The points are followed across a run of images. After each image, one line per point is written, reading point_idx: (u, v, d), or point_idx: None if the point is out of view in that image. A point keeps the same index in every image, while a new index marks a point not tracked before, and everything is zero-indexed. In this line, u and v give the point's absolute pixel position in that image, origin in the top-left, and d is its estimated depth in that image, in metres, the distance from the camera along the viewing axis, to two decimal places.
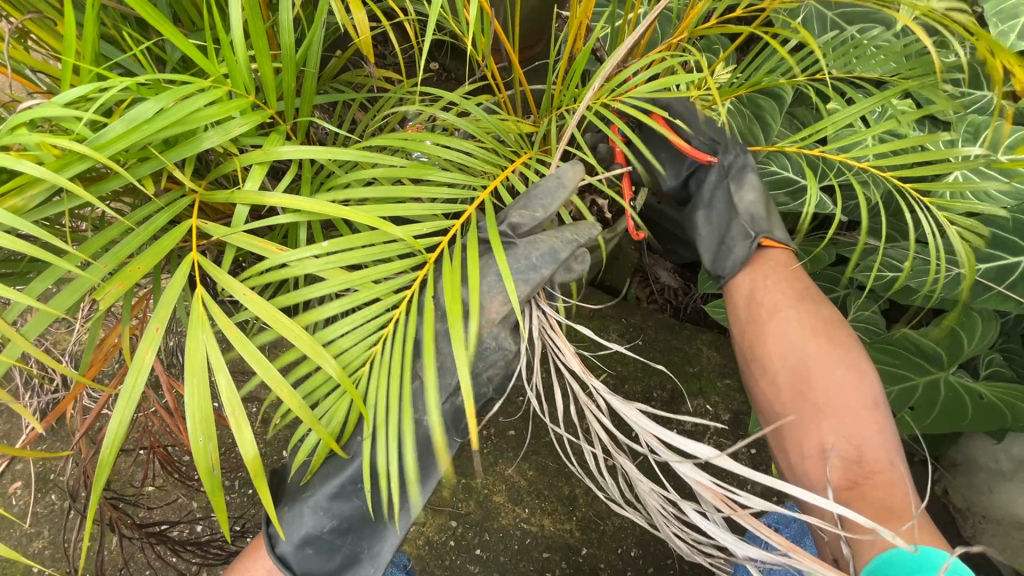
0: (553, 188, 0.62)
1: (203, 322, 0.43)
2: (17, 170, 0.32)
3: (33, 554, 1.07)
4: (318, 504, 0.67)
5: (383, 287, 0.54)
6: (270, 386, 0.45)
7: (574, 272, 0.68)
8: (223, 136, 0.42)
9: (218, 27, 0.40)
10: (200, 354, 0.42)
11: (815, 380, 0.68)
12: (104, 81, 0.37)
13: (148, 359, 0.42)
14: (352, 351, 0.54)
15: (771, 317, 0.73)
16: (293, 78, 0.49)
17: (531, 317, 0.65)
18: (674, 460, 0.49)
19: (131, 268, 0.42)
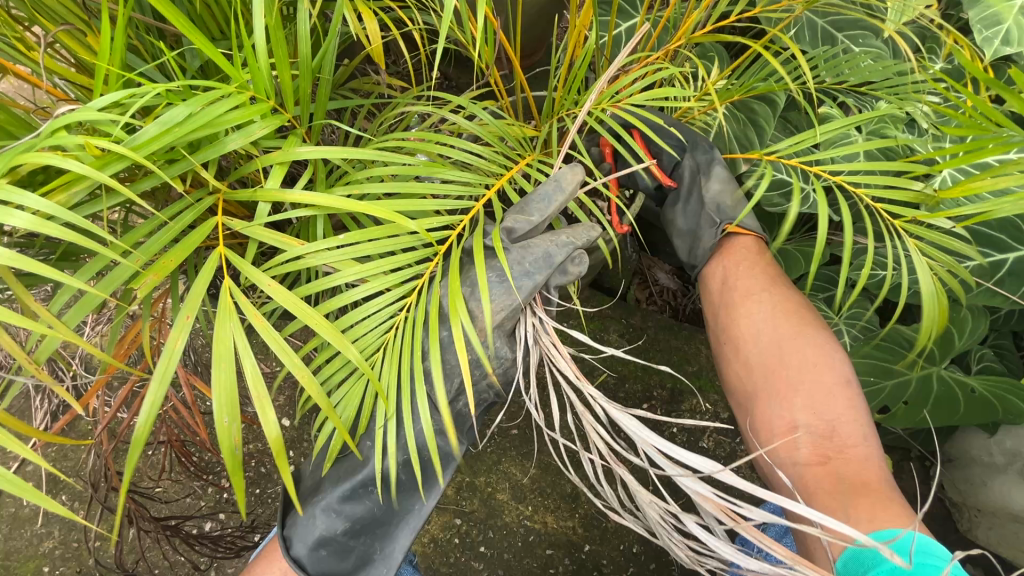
0: (553, 193, 0.65)
1: (230, 311, 0.46)
2: (63, 168, 0.35)
3: (45, 553, 1.09)
4: (329, 507, 0.69)
5: (394, 278, 0.58)
6: (294, 373, 0.48)
7: (570, 274, 0.68)
8: (245, 139, 0.45)
9: (242, 38, 0.43)
10: (227, 341, 0.45)
11: (785, 356, 0.74)
12: (137, 88, 0.40)
13: (178, 344, 0.44)
14: (369, 337, 0.58)
15: (743, 300, 0.80)
16: (308, 84, 0.52)
17: (524, 323, 0.65)
18: (677, 474, 0.51)
19: (164, 260, 0.45)
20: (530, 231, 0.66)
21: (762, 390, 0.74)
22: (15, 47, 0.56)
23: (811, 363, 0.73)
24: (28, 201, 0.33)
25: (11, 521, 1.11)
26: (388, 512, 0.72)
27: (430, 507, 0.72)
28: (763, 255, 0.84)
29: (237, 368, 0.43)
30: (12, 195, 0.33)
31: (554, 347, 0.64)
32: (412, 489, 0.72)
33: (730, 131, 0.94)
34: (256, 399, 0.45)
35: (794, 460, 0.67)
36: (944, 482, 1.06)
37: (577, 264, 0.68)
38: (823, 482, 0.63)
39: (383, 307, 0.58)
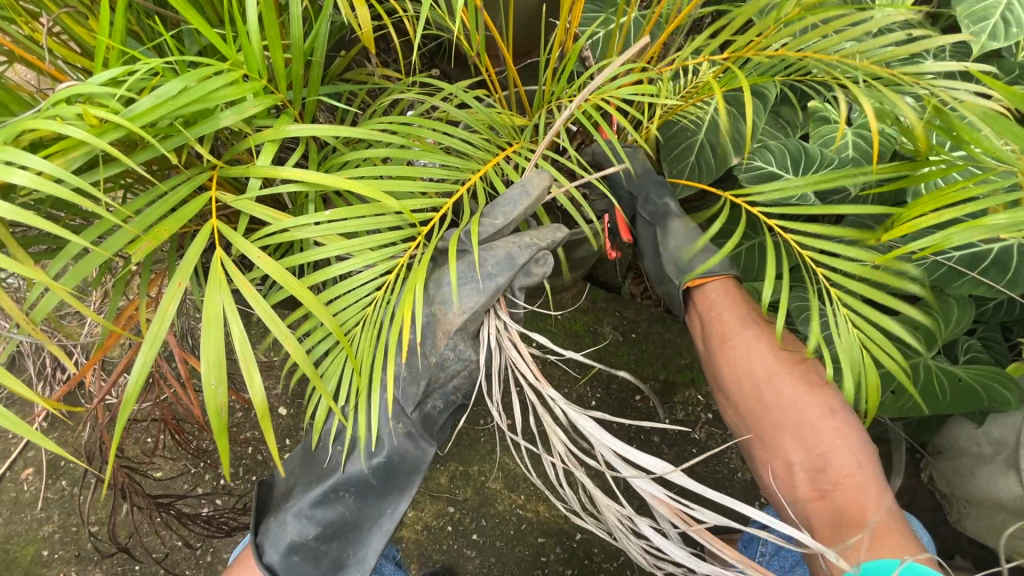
0: (517, 196, 0.66)
1: (220, 283, 0.48)
2: (64, 133, 0.37)
3: (44, 537, 1.11)
4: (300, 513, 0.72)
5: (376, 255, 0.62)
6: (279, 341, 0.50)
7: (535, 276, 0.67)
8: (238, 115, 0.47)
9: (236, 18, 0.45)
10: (217, 308, 0.47)
11: (770, 401, 0.75)
12: (134, 63, 0.42)
13: (170, 308, 0.45)
14: (350, 310, 0.62)
15: (722, 347, 0.80)
16: (301, 67, 0.54)
17: (488, 324, 0.67)
18: (630, 475, 0.52)
19: (158, 230, 0.47)
20: (493, 234, 0.67)
21: (755, 431, 0.76)
22: (19, 30, 0.58)
23: (791, 402, 0.74)
24: (29, 161, 0.36)
25: (11, 506, 1.13)
26: (359, 517, 0.73)
27: (400, 514, 0.72)
28: (733, 291, 0.83)
29: (226, 333, 0.45)
30: (14, 156, 0.36)
31: (516, 349, 0.64)
32: (384, 499, 0.73)
33: (721, 124, 0.94)
34: (243, 365, 0.47)
35: (794, 497, 0.70)
36: (933, 474, 1.06)
37: (540, 262, 0.67)
38: (822, 518, 0.67)
39: (365, 281, 0.63)
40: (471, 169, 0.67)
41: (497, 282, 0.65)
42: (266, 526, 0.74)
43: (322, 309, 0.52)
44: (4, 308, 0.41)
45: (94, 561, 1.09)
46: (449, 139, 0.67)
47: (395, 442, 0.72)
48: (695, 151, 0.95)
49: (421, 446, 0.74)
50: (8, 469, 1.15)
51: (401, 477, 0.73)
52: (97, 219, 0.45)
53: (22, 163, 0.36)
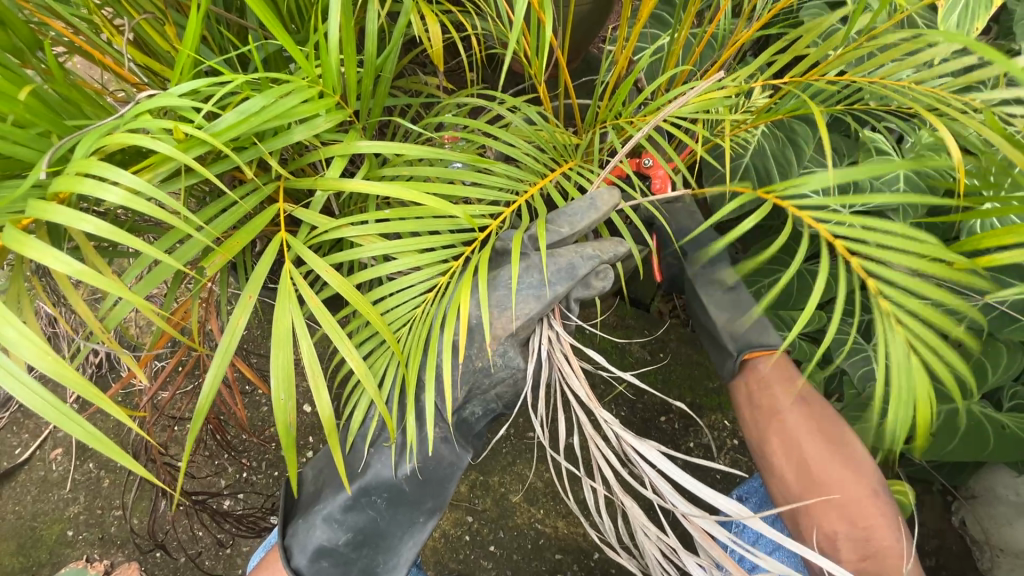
0: (586, 212, 0.65)
1: (289, 296, 0.48)
2: (153, 149, 0.37)
3: (70, 518, 1.13)
4: (330, 515, 0.70)
5: (427, 257, 0.60)
6: (349, 363, 0.50)
7: (593, 289, 0.66)
8: (310, 131, 0.47)
9: (319, 34, 0.45)
10: (286, 323, 0.46)
11: (819, 475, 0.71)
12: (217, 77, 0.42)
13: (241, 322, 0.46)
14: (399, 309, 0.60)
15: (772, 418, 0.75)
16: (371, 82, 0.53)
17: (540, 334, 0.65)
18: (694, 513, 0.50)
19: (228, 242, 0.47)
20: (555, 242, 0.65)
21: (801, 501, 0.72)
22: (93, 30, 0.59)
23: (839, 482, 0.70)
24: (121, 177, 0.36)
25: (38, 485, 1.15)
26: (388, 522, 0.71)
27: (434, 523, 0.72)
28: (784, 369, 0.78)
29: (295, 349, 0.45)
30: (106, 171, 0.36)
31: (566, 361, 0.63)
32: (406, 511, 0.72)
33: (769, 148, 0.93)
34: (310, 379, 0.47)
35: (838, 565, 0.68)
36: (964, 517, 1.04)
37: (602, 278, 0.67)
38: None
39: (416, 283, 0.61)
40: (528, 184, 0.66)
41: (552, 300, 0.63)
42: (294, 528, 0.72)
43: (380, 318, 0.52)
44: (82, 317, 0.44)
45: (118, 545, 1.10)
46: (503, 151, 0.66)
47: (435, 446, 0.72)
48: (740, 174, 0.93)
49: (457, 452, 0.73)
50: (38, 448, 1.17)
51: (435, 485, 0.72)
52: (173, 228, 0.45)
53: (112, 178, 0.37)
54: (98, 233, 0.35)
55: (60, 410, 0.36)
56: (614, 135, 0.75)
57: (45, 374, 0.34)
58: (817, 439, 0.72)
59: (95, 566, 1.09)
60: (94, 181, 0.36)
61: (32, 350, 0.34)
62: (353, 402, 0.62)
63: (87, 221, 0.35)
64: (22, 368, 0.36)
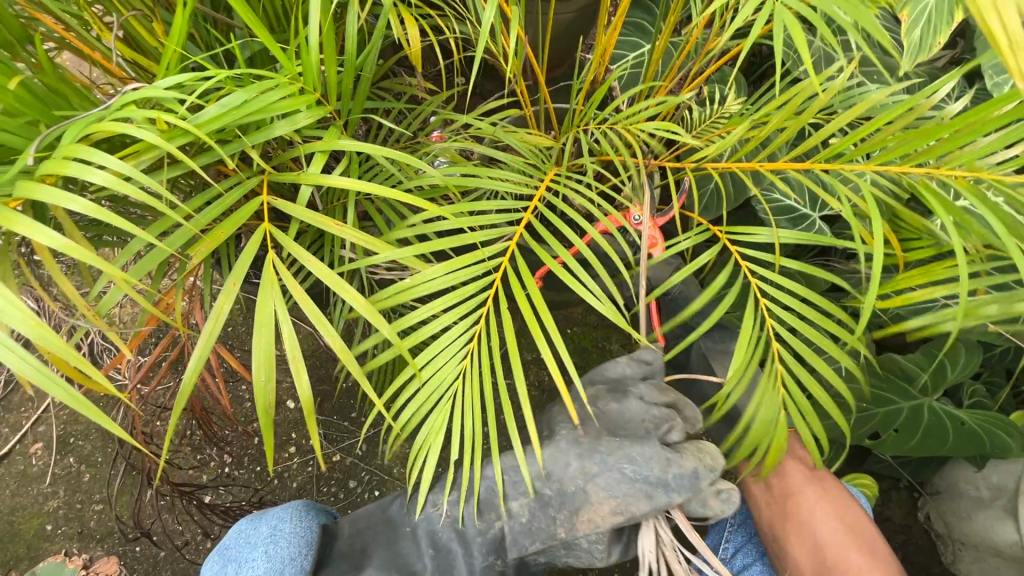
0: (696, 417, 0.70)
1: (272, 284, 0.48)
2: (138, 137, 0.39)
3: (48, 512, 1.12)
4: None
5: (462, 308, 0.55)
6: (327, 342, 0.47)
7: (711, 509, 0.62)
8: (291, 126, 0.48)
9: (300, 33, 0.47)
10: (268, 310, 0.47)
11: (835, 562, 0.72)
12: (201, 71, 0.44)
13: (225, 309, 0.45)
14: (444, 370, 0.55)
15: (791, 499, 0.77)
16: (351, 81, 0.55)
17: (647, 530, 0.62)
18: None
19: (218, 231, 0.48)
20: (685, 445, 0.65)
21: None
22: (81, 25, 0.61)
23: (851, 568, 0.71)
24: (107, 162, 0.38)
25: (17, 480, 1.15)
26: None
27: None
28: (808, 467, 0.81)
29: (278, 337, 0.46)
30: (93, 156, 0.38)
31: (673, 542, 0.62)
32: None
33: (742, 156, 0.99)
34: (292, 362, 0.47)
35: None
36: (930, 513, 1.06)
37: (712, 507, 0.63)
38: None
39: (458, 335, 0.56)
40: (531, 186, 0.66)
41: (666, 501, 0.60)
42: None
43: (349, 289, 0.46)
44: (69, 295, 0.46)
45: (97, 539, 1.10)
46: (502, 174, 0.65)
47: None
48: (716, 179, 0.98)
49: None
50: (18, 442, 1.17)
51: None
52: (161, 215, 0.46)
53: (98, 162, 0.39)
54: (83, 212, 0.37)
55: (47, 374, 0.37)
56: (595, 137, 0.77)
57: (32, 341, 0.36)
58: (831, 522, 0.75)
59: (72, 561, 1.09)
60: (80, 165, 0.38)
61: (23, 321, 0.36)
62: (422, 464, 0.56)
63: (72, 200, 0.37)
64: (8, 334, 0.38)
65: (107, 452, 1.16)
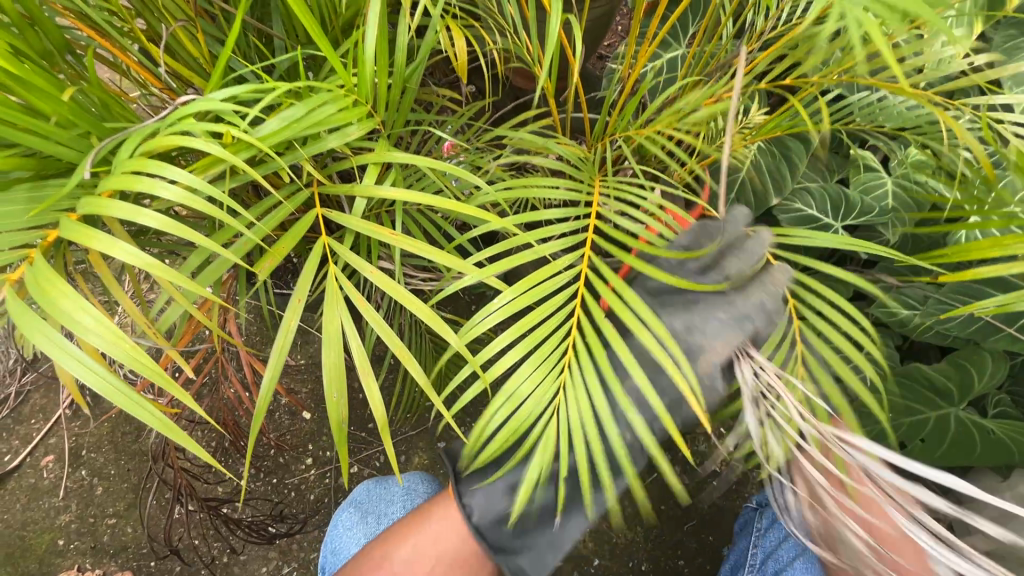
0: (738, 215, 0.68)
1: (337, 299, 0.47)
2: (205, 151, 0.38)
3: (60, 527, 1.10)
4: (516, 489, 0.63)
5: (546, 330, 0.54)
6: (390, 348, 0.46)
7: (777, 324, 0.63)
8: (344, 139, 0.48)
9: (358, 46, 0.47)
10: (336, 323, 0.46)
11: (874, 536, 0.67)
12: (259, 83, 0.43)
13: (292, 326, 0.44)
14: (539, 402, 0.52)
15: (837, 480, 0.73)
16: (398, 92, 0.55)
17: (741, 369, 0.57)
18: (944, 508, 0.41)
19: (276, 243, 0.47)
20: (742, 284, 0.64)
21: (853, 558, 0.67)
22: (119, 33, 0.60)
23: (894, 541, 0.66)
24: (177, 175, 0.37)
25: (28, 493, 1.13)
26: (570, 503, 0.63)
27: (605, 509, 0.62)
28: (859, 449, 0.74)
29: (347, 347, 0.45)
30: (162, 170, 0.37)
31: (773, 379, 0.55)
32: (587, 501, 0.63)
33: (765, 164, 1.01)
34: (362, 377, 0.47)
35: None
36: None
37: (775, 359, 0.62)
38: None
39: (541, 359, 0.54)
40: (585, 193, 0.65)
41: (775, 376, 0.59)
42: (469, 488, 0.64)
43: (417, 303, 0.46)
44: (130, 311, 0.46)
45: (111, 554, 1.08)
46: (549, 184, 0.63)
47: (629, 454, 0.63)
48: (737, 190, 1.01)
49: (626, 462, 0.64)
50: (29, 455, 1.15)
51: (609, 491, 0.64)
52: (221, 229, 0.45)
53: (166, 176, 0.38)
54: (159, 228, 0.36)
55: (126, 393, 0.37)
56: (625, 147, 0.78)
57: (119, 360, 0.35)
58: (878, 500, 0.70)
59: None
60: (148, 179, 0.38)
61: (106, 337, 0.35)
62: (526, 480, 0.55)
63: (146, 217, 0.36)
64: (87, 352, 0.37)
65: (121, 465, 1.14)
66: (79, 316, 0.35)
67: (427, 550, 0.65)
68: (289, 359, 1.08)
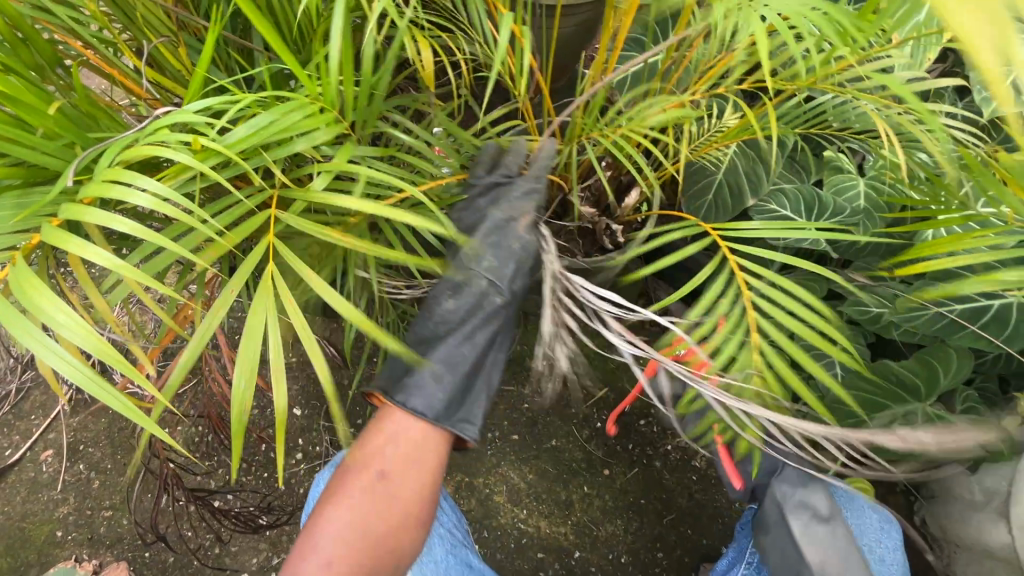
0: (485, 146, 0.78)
1: (268, 292, 0.53)
2: (176, 160, 0.42)
3: (59, 518, 1.14)
4: (450, 358, 0.70)
5: None
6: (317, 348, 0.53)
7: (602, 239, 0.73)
8: (312, 144, 0.51)
9: (322, 57, 0.50)
10: (259, 320, 0.51)
11: None
12: (228, 94, 0.47)
13: (218, 315, 0.51)
14: None
15: None
16: (367, 99, 0.58)
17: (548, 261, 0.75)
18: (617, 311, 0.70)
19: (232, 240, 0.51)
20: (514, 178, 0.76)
21: None
22: (103, 45, 0.63)
23: None
24: (148, 184, 0.41)
25: (27, 486, 1.17)
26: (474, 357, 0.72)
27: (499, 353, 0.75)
28: None
29: (264, 342, 0.50)
30: (134, 179, 0.41)
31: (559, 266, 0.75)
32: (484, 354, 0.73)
33: (741, 166, 1.03)
34: (274, 370, 0.52)
35: None
36: (925, 518, 1.10)
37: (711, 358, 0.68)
38: None
39: None
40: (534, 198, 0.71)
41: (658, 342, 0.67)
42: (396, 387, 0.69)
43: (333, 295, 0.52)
44: (108, 310, 0.49)
45: (107, 545, 1.12)
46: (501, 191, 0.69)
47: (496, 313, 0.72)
48: (713, 191, 1.03)
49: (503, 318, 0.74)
50: (29, 449, 1.19)
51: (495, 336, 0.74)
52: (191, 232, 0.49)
53: (138, 184, 0.42)
54: (130, 232, 0.40)
55: (99, 384, 0.41)
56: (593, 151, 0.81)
57: (91, 352, 0.38)
58: None
59: (83, 566, 1.10)
60: (121, 187, 0.41)
61: (79, 332, 0.39)
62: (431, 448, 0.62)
63: (119, 222, 0.40)
64: (63, 346, 0.41)
65: (117, 460, 1.17)
66: (53, 312, 0.38)
67: (380, 453, 0.64)
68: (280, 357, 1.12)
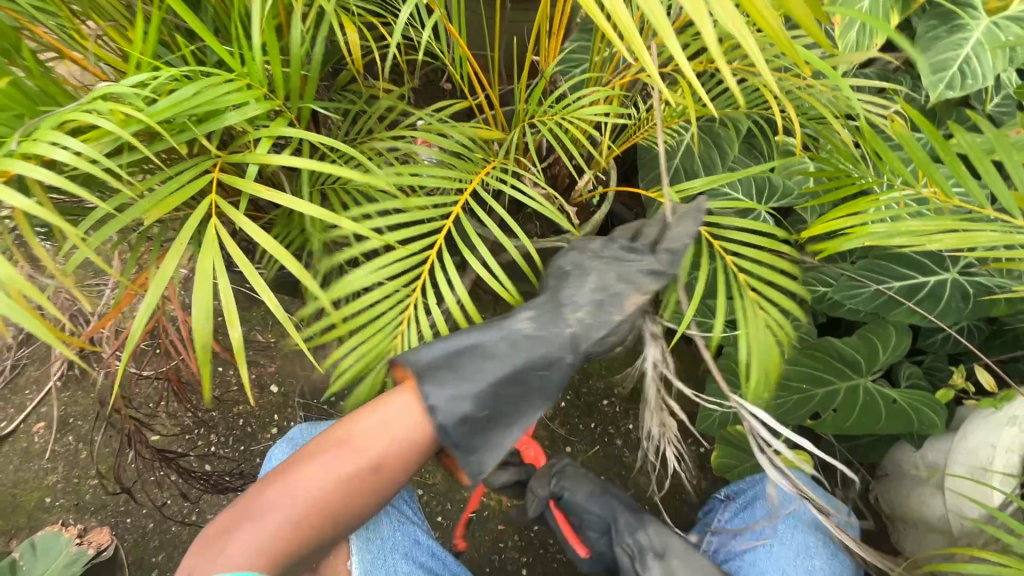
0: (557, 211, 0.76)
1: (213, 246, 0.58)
2: (98, 125, 0.47)
3: (49, 486, 1.21)
4: (501, 391, 0.59)
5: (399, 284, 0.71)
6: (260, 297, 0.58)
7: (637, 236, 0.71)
8: (240, 116, 0.56)
9: (246, 38, 0.56)
10: (208, 268, 0.56)
11: None
12: (155, 69, 0.52)
13: (171, 266, 0.56)
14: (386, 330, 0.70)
15: None
16: (298, 77, 0.63)
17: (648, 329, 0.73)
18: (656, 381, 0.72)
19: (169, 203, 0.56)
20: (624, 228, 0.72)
21: None
22: (66, 32, 0.69)
23: None
24: (69, 142, 0.46)
25: (20, 456, 1.24)
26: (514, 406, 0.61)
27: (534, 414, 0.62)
28: None
29: (215, 293, 0.55)
30: (58, 138, 0.46)
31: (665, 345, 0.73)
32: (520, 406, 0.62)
33: (696, 152, 1.05)
34: (227, 311, 0.57)
35: None
36: (878, 495, 1.11)
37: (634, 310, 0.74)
38: None
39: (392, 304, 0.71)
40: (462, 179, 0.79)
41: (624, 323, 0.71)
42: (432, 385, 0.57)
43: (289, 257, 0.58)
44: (46, 260, 0.54)
45: (92, 511, 1.19)
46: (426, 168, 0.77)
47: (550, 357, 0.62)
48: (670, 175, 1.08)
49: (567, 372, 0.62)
50: (23, 421, 1.26)
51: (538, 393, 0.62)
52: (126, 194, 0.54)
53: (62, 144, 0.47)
54: (47, 181, 0.45)
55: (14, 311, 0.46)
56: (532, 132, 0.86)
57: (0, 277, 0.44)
58: None
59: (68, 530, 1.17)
60: (47, 145, 0.46)
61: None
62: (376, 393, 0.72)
63: (39, 172, 0.45)
64: None
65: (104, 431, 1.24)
66: None
67: (320, 479, 0.54)
68: (256, 336, 1.18)
